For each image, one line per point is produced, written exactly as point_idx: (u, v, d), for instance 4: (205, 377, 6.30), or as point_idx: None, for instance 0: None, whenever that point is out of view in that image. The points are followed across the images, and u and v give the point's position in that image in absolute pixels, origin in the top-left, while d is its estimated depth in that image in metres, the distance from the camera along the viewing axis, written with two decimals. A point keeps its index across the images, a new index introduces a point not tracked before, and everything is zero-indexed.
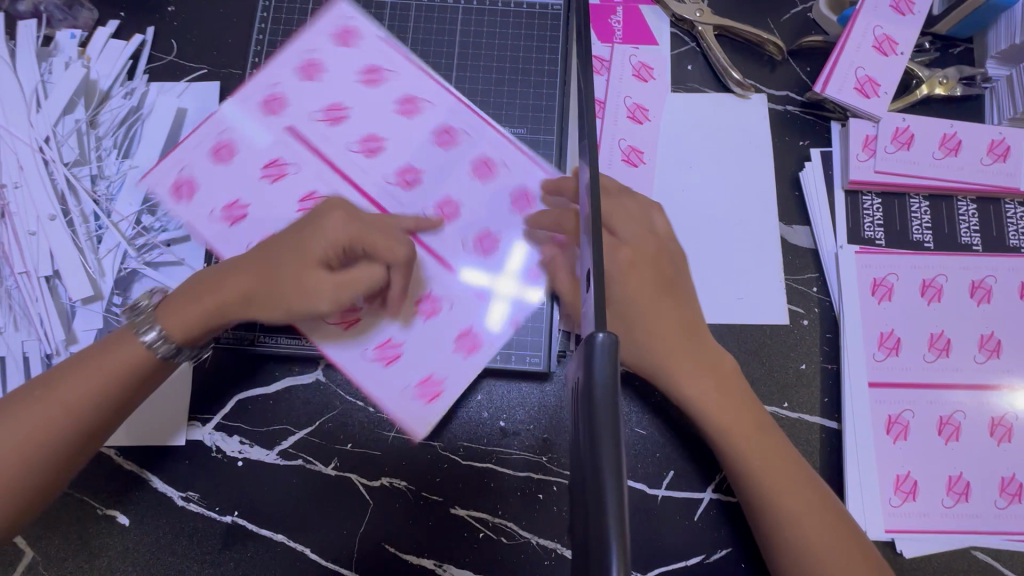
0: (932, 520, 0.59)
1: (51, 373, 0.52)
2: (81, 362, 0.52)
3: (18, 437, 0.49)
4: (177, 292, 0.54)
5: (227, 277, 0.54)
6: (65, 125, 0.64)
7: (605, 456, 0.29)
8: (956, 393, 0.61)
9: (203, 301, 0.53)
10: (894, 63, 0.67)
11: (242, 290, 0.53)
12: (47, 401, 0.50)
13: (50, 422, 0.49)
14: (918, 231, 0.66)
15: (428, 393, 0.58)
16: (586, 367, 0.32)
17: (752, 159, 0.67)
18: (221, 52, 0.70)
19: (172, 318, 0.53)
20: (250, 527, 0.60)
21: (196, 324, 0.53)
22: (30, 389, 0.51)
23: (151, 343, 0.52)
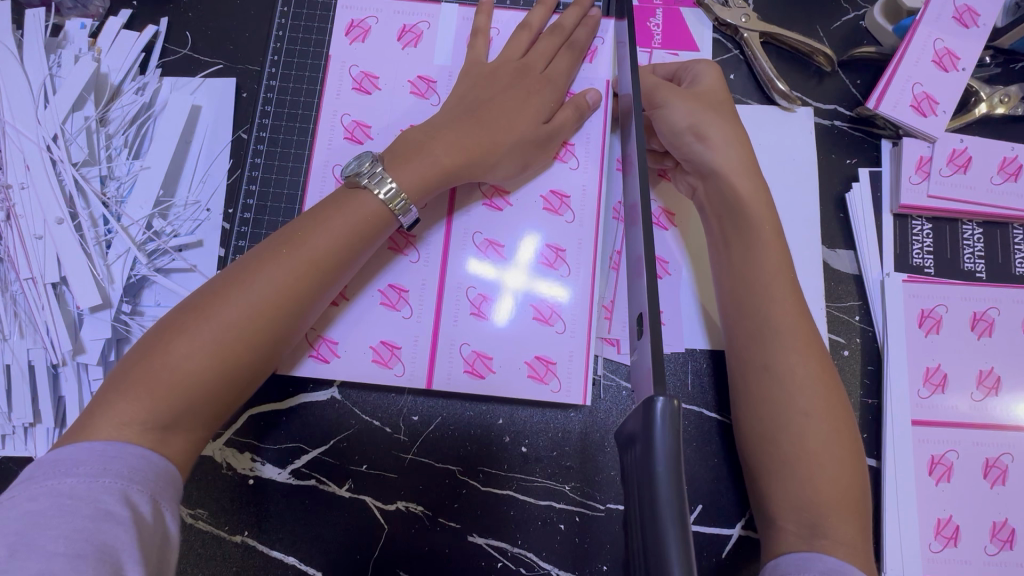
0: (973, 568, 0.56)
1: (186, 307, 0.45)
2: (222, 292, 0.45)
3: (161, 389, 0.42)
4: (407, 142, 0.53)
5: (431, 128, 0.54)
6: (74, 122, 0.61)
7: (671, 548, 0.26)
8: (1005, 435, 0.58)
9: (263, 274, 0.46)
10: (954, 79, 0.62)
11: (456, 143, 0.54)
12: (174, 346, 0.43)
13: (184, 379, 0.42)
14: (969, 260, 0.62)
15: (539, 373, 0.56)
16: (646, 435, 0.30)
17: (797, 177, 0.64)
18: (238, 47, 0.66)
19: (253, 278, 0.46)
20: (260, 547, 0.58)
21: (260, 294, 0.45)
22: (160, 327, 0.44)
23: (262, 275, 0.46)
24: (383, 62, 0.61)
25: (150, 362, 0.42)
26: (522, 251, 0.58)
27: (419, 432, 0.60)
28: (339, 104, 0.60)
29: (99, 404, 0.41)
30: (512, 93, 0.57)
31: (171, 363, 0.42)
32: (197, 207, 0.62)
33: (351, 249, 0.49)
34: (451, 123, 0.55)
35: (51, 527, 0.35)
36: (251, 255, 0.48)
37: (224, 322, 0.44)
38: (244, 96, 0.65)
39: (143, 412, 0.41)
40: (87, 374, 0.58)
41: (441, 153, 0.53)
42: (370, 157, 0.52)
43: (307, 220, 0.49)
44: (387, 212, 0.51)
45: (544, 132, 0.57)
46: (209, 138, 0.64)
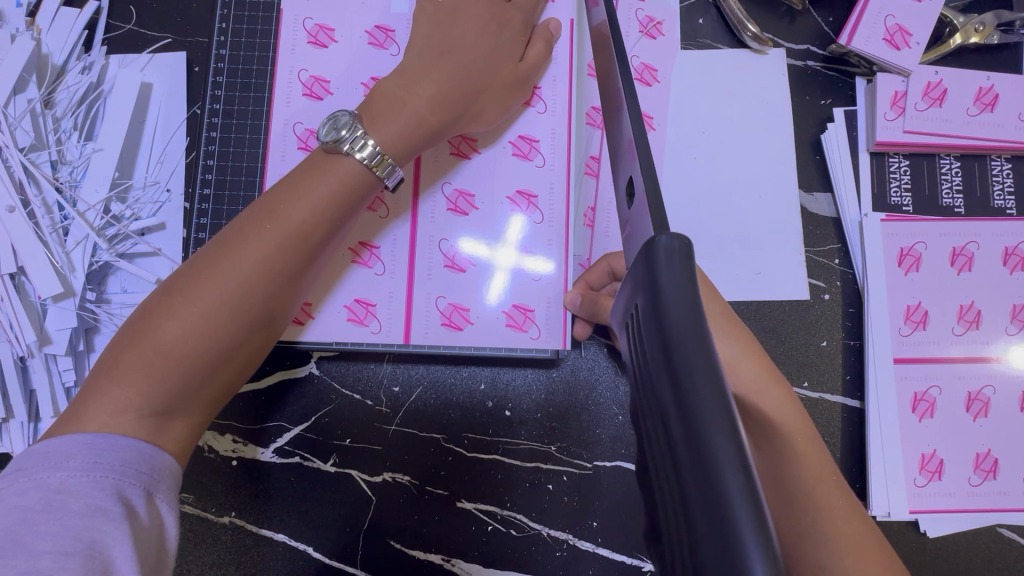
0: (958, 499, 0.56)
1: (171, 287, 0.43)
2: (205, 268, 0.43)
3: (158, 373, 0.40)
4: (384, 96, 0.50)
5: (403, 75, 0.51)
6: (18, 106, 0.58)
7: (705, 404, 0.20)
8: (987, 368, 0.58)
9: (248, 245, 0.44)
10: (927, 9, 0.61)
11: (438, 96, 0.50)
12: (164, 327, 0.41)
13: (180, 360, 0.41)
14: (947, 195, 0.61)
15: (518, 322, 0.56)
16: (652, 287, 0.25)
17: (771, 121, 0.62)
18: (185, 18, 0.63)
19: (238, 252, 0.44)
20: (250, 527, 0.58)
21: (248, 266, 0.43)
22: (148, 309, 0.42)
23: (249, 246, 0.44)
24: (338, 12, 0.58)
25: (140, 345, 0.41)
26: (501, 216, 0.57)
27: (400, 402, 0.60)
28: (296, 61, 0.58)
29: (91, 391, 0.40)
30: (484, 28, 0.54)
31: (163, 344, 0.41)
32: (156, 188, 0.60)
33: (335, 211, 0.47)
34: (425, 65, 0.51)
35: (41, 524, 0.34)
36: (232, 228, 0.46)
37: (213, 298, 0.42)
38: (197, 70, 0.63)
39: (139, 396, 0.40)
40: (56, 365, 0.56)
41: (417, 106, 0.50)
42: (347, 116, 0.48)
43: (286, 188, 0.47)
44: (370, 176, 0.48)
45: (520, 72, 0.55)
46: (164, 117, 0.62)
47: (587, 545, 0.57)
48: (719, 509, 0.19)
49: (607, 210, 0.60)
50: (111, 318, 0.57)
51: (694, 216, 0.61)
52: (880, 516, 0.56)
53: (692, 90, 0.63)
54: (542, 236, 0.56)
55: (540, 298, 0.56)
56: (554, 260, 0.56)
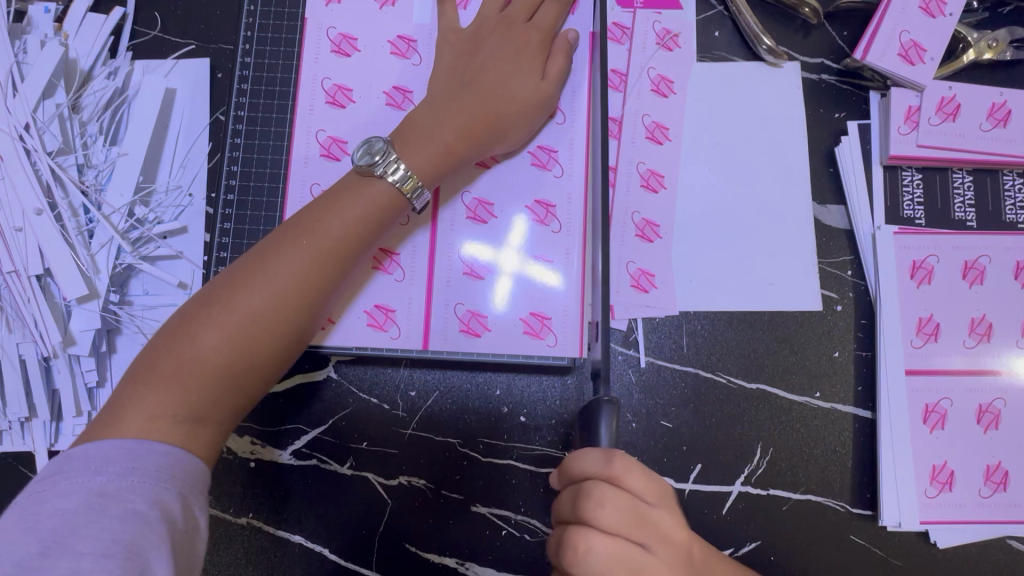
0: (968, 510, 0.57)
1: (206, 296, 0.44)
2: (242, 279, 0.44)
3: (195, 381, 0.41)
4: (413, 126, 0.52)
5: (430, 105, 0.53)
6: (46, 110, 0.59)
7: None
8: (997, 381, 0.59)
9: (284, 259, 0.45)
10: (941, 25, 0.62)
11: (462, 126, 0.52)
12: (200, 336, 0.42)
13: (215, 369, 0.42)
14: (960, 209, 0.62)
15: (535, 329, 0.56)
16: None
17: (785, 134, 0.63)
18: (209, 25, 0.64)
19: (272, 265, 0.45)
20: (267, 528, 0.58)
21: (282, 279, 0.45)
22: (184, 316, 0.44)
23: (284, 260, 0.45)
24: (361, 22, 0.60)
25: (176, 351, 0.42)
26: (512, 223, 0.58)
27: (417, 406, 0.60)
28: (320, 70, 0.59)
29: (126, 396, 0.41)
30: (503, 54, 0.55)
31: (200, 353, 0.42)
32: (179, 192, 0.61)
33: (370, 227, 0.48)
34: (450, 94, 0.53)
35: (84, 527, 0.34)
36: (267, 240, 0.47)
37: (249, 309, 0.43)
38: (220, 76, 0.64)
39: (173, 402, 0.40)
40: (80, 366, 0.57)
41: (446, 134, 0.52)
42: (381, 143, 0.50)
43: (322, 206, 0.48)
44: (401, 199, 0.50)
45: (542, 92, 0.55)
46: (187, 122, 0.63)
47: None
48: None
49: (623, 220, 0.61)
50: (133, 320, 0.58)
51: (708, 227, 0.62)
52: (891, 525, 0.57)
53: (706, 103, 0.64)
54: (558, 244, 0.57)
55: (557, 307, 0.57)
56: (572, 269, 0.57)
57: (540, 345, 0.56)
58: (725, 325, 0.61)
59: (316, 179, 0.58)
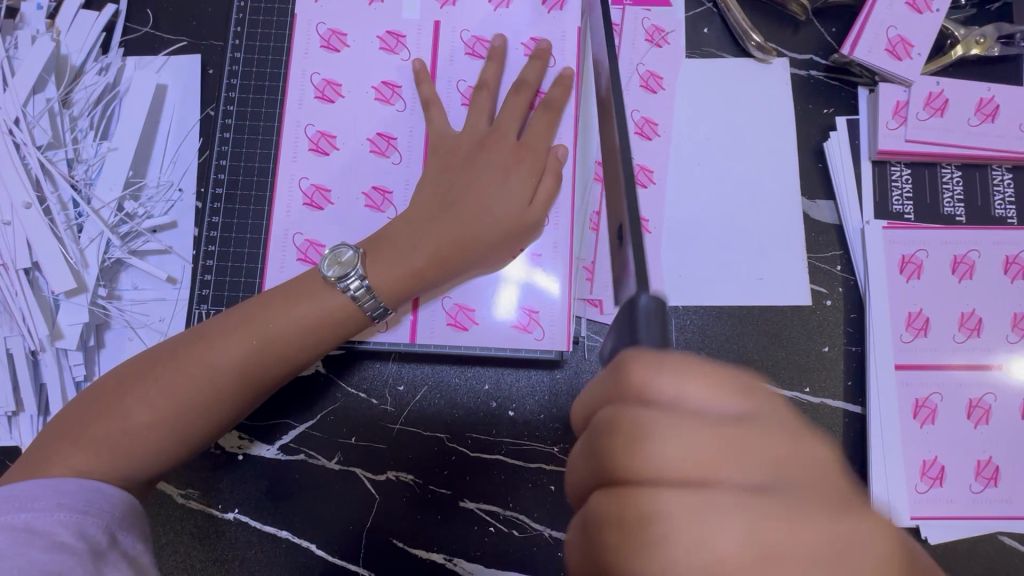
0: (959, 506, 0.56)
1: (152, 361, 0.46)
2: (188, 353, 0.46)
3: (122, 449, 0.43)
4: (387, 241, 0.52)
5: (407, 226, 0.53)
6: (36, 105, 0.60)
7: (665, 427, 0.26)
8: (987, 375, 0.58)
9: (230, 340, 0.47)
10: (928, 21, 0.62)
11: (435, 241, 0.52)
12: (139, 404, 0.44)
13: (147, 441, 0.44)
14: (949, 204, 0.62)
15: (522, 323, 0.57)
16: (629, 335, 0.30)
17: (774, 130, 0.63)
18: (201, 22, 0.65)
19: (216, 344, 0.47)
20: (254, 523, 0.58)
21: (222, 364, 0.46)
22: (128, 375, 0.46)
23: (229, 341, 0.47)
24: (351, 19, 0.60)
25: (112, 415, 0.44)
26: None
27: (405, 401, 0.60)
28: (308, 65, 0.60)
29: (52, 451, 0.43)
30: (491, 177, 0.54)
31: (133, 423, 0.44)
32: (169, 187, 0.61)
33: (316, 342, 0.49)
34: (426, 223, 0.53)
35: (8, 559, 0.35)
36: (221, 318, 0.49)
37: (186, 387, 0.45)
38: (211, 72, 0.64)
39: (94, 471, 0.42)
40: (67, 359, 0.57)
41: (417, 258, 0.51)
42: (350, 252, 0.51)
43: (276, 298, 0.50)
44: (358, 310, 0.50)
45: (526, 215, 0.54)
46: (178, 118, 0.63)
47: None
48: None
49: None
50: (122, 314, 0.58)
51: (697, 222, 0.62)
52: (882, 521, 0.56)
53: (695, 98, 0.64)
54: (546, 238, 0.57)
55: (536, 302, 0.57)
56: (562, 263, 0.57)
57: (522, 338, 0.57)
58: (714, 319, 0.61)
59: (304, 174, 0.58)
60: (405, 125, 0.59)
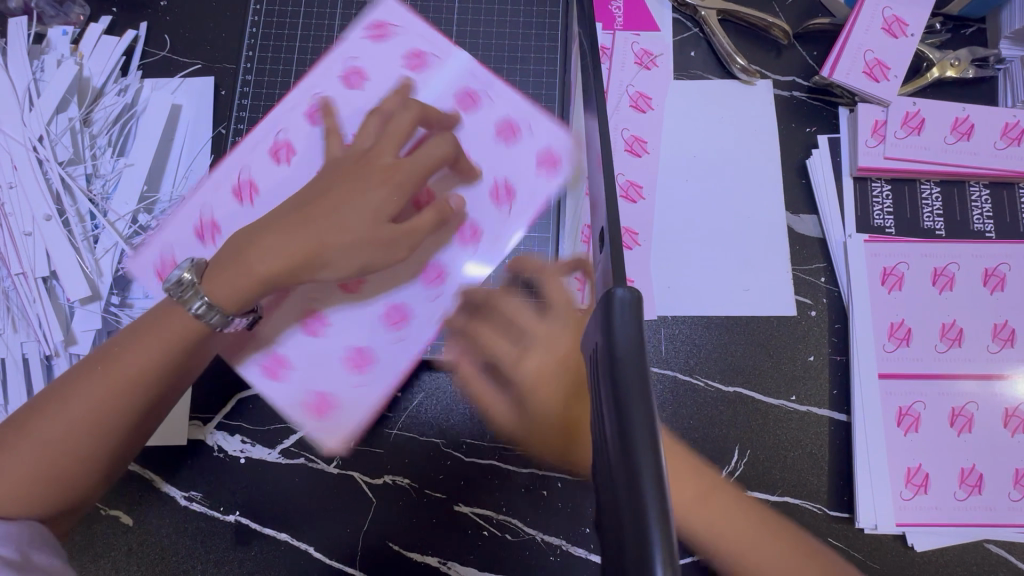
0: (944, 513, 0.57)
1: (97, 355, 0.46)
2: (126, 342, 0.45)
3: (63, 445, 0.44)
4: (293, 217, 0.46)
5: (277, 230, 0.46)
6: (59, 124, 0.63)
7: (637, 429, 0.25)
8: (970, 384, 0.60)
9: (173, 330, 0.45)
10: (904, 45, 0.65)
11: (365, 210, 0.46)
12: (81, 399, 0.44)
13: (87, 438, 0.44)
14: (928, 218, 0.64)
15: None
16: (606, 332, 0.29)
17: (758, 147, 0.66)
18: (214, 46, 0.69)
19: (159, 334, 0.45)
20: (254, 525, 0.60)
21: (169, 352, 0.45)
22: (79, 368, 0.46)
23: (166, 331, 0.45)
24: None
25: (52, 416, 0.44)
26: None
27: (403, 407, 0.62)
28: None
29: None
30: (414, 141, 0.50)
31: (71, 421, 0.44)
32: (181, 201, 0.64)
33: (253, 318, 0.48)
34: (299, 219, 0.46)
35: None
36: (157, 305, 0.47)
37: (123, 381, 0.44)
38: (223, 93, 0.68)
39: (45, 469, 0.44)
40: None
41: (347, 219, 0.46)
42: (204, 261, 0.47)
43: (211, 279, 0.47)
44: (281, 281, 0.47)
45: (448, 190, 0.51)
46: (191, 135, 0.67)
47: (580, 551, 0.59)
48: (641, 527, 0.23)
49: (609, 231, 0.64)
50: None
51: (685, 236, 0.64)
52: (867, 528, 0.57)
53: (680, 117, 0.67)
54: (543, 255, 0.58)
55: None
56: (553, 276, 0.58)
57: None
58: (702, 329, 0.63)
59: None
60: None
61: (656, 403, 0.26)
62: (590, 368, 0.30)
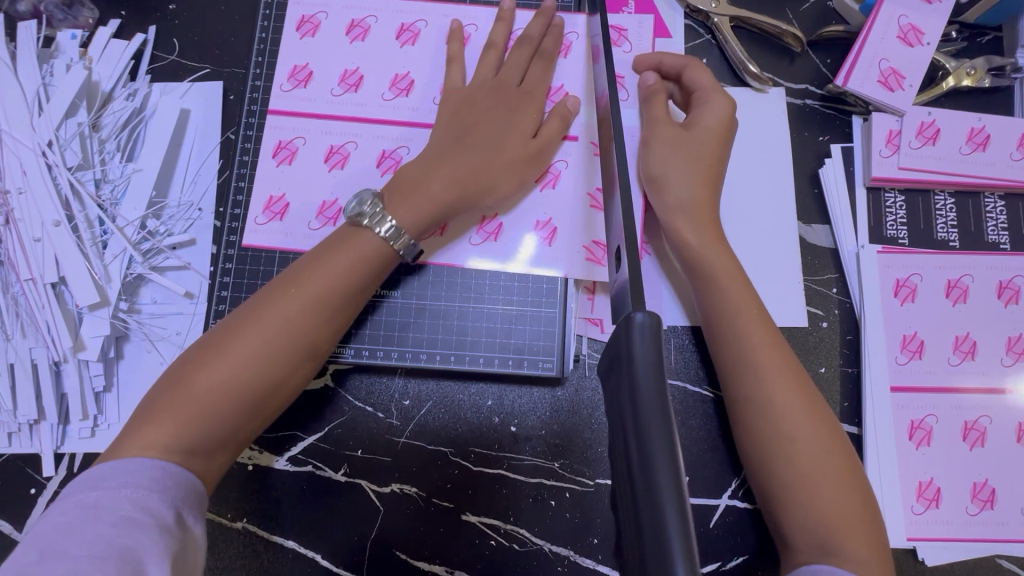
0: (956, 528, 0.57)
1: (214, 335, 0.49)
2: (242, 320, 0.49)
3: (186, 414, 0.45)
4: (406, 177, 0.56)
5: (400, 194, 0.55)
6: (68, 129, 0.63)
7: (659, 461, 0.26)
8: (984, 398, 0.59)
9: (277, 315, 0.49)
10: (919, 54, 0.64)
11: (449, 178, 0.55)
12: (207, 373, 0.47)
13: (210, 412, 0.46)
14: (942, 230, 0.64)
15: (596, 256, 0.60)
16: (627, 362, 0.29)
17: (771, 156, 0.65)
18: (223, 50, 0.68)
19: (268, 315, 0.49)
20: (261, 532, 0.60)
21: (280, 334, 0.49)
22: (194, 350, 0.48)
23: (277, 313, 0.49)
24: (367, 51, 0.64)
25: (179, 393, 0.46)
26: (518, 227, 0.61)
27: (411, 416, 0.62)
28: (311, 98, 0.63)
29: (128, 432, 0.45)
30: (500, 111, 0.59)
31: (196, 394, 0.46)
32: (189, 206, 0.64)
33: (350, 299, 0.52)
34: (442, 161, 0.56)
35: (79, 533, 0.38)
36: (262, 293, 0.51)
37: (238, 356, 0.47)
38: (232, 98, 0.68)
39: (162, 444, 0.44)
40: (88, 370, 0.60)
41: (433, 189, 0.55)
42: (371, 195, 0.53)
43: (308, 264, 0.52)
44: (387, 248, 0.53)
45: (534, 148, 0.59)
46: (200, 140, 0.66)
47: (588, 562, 0.59)
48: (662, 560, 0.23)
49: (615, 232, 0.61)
50: (141, 327, 0.61)
51: None
52: None
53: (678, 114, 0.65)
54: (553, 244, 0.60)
55: (527, 321, 0.61)
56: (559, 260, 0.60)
57: (489, 300, 0.61)
58: None
59: (265, 186, 0.61)
60: (377, 150, 0.62)
61: (677, 436, 0.27)
62: (605, 393, 0.31)
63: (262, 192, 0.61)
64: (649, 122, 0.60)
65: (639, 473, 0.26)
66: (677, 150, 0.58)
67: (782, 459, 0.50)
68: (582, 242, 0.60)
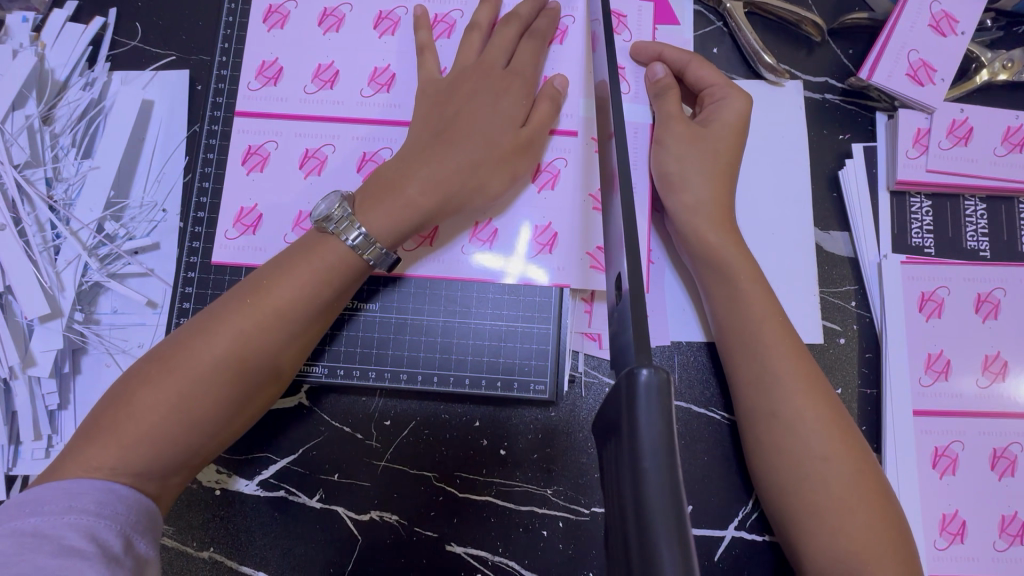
0: (982, 565, 0.53)
1: (165, 348, 0.44)
2: (196, 333, 0.44)
3: (133, 436, 0.41)
4: (382, 178, 0.50)
5: (372, 196, 0.49)
6: (16, 122, 0.57)
7: (664, 555, 0.21)
8: (1014, 423, 0.55)
9: (236, 327, 0.44)
10: (952, 45, 0.58)
11: (432, 181, 0.50)
12: (154, 392, 0.42)
13: (160, 434, 0.41)
14: (972, 238, 0.58)
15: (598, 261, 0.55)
16: (628, 423, 0.25)
17: (787, 156, 0.60)
18: (190, 36, 0.63)
19: (226, 327, 0.44)
20: (229, 563, 0.55)
21: (238, 349, 0.44)
22: (143, 365, 0.44)
23: (235, 325, 0.44)
24: (344, 38, 0.58)
25: (124, 412, 0.41)
26: (515, 231, 0.56)
27: (391, 438, 0.57)
28: (283, 90, 0.57)
29: (72, 449, 0.41)
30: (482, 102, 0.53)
31: (141, 414, 0.41)
32: (152, 207, 0.59)
33: (316, 309, 0.47)
34: (428, 157, 0.51)
35: (12, 565, 0.34)
36: (220, 303, 0.46)
37: (189, 374, 0.42)
38: (200, 88, 0.62)
39: (105, 468, 0.40)
40: (40, 387, 0.55)
41: (412, 192, 0.50)
42: (340, 198, 0.48)
43: (274, 270, 0.47)
44: (357, 258, 0.48)
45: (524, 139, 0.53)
46: (164, 135, 0.61)
47: None
48: None
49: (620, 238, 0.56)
50: (101, 342, 0.56)
51: None
52: None
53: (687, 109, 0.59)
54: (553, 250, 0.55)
55: (518, 338, 0.56)
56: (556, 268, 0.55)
57: (484, 314, 0.56)
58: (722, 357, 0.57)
59: (233, 194, 0.56)
60: (357, 151, 0.57)
61: (689, 526, 0.22)
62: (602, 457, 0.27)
63: (231, 201, 0.56)
64: (660, 118, 0.55)
65: (641, 574, 0.21)
66: (691, 148, 0.53)
67: (806, 492, 0.45)
68: (582, 247, 0.55)
